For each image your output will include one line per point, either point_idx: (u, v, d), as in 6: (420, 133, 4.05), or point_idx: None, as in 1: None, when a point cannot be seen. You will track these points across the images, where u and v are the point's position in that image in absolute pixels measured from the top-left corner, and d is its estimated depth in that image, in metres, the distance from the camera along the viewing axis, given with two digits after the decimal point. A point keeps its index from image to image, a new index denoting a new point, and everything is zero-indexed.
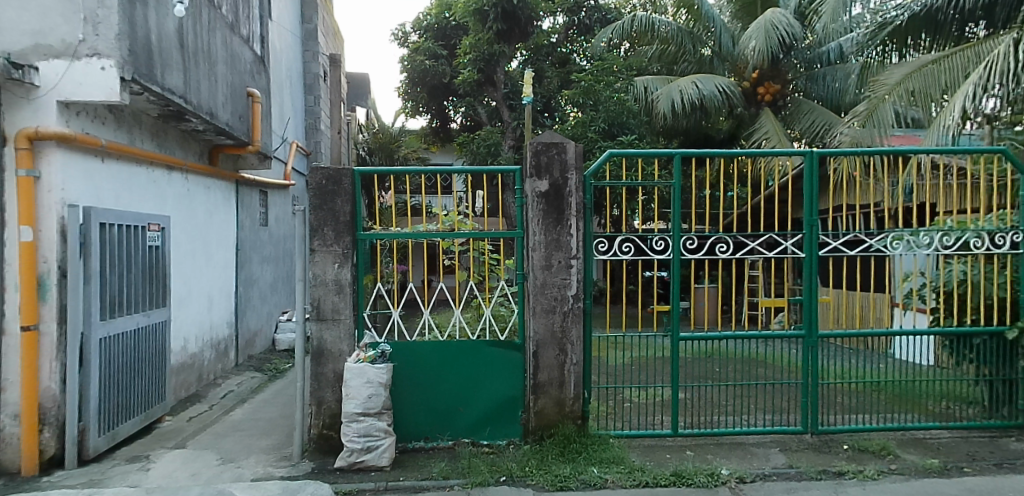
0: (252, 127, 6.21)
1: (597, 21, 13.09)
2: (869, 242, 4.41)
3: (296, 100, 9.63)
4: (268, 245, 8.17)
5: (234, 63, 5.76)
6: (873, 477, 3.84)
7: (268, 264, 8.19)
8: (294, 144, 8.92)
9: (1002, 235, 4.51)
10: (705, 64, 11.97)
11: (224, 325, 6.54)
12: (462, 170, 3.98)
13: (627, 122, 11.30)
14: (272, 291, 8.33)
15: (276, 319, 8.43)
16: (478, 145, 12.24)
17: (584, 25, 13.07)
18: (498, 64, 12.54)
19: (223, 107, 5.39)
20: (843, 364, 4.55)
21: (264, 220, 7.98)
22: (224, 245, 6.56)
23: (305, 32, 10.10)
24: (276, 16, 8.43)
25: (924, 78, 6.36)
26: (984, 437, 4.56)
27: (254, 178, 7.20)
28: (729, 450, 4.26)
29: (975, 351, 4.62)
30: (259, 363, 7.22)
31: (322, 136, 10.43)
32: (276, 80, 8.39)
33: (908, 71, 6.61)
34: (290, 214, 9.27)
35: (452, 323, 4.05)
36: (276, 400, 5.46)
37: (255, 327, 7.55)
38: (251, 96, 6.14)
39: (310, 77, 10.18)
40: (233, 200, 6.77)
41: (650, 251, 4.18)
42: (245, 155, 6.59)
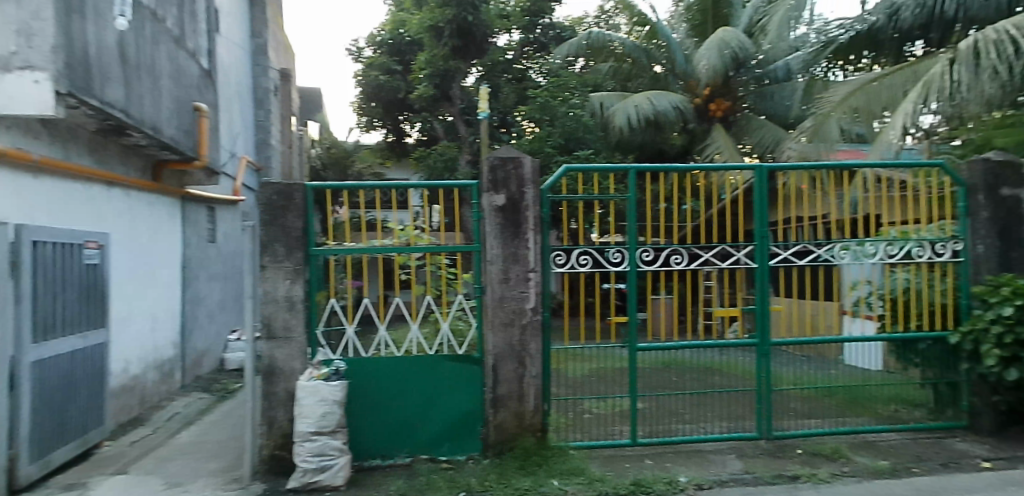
0: (199, 142, 6.10)
1: (552, 38, 13.32)
2: (817, 252, 4.64)
3: (246, 113, 9.47)
4: (216, 263, 7.97)
5: (180, 77, 5.66)
6: (825, 480, 4.01)
7: (216, 281, 7.99)
8: (244, 159, 8.78)
9: (942, 244, 4.78)
10: (659, 80, 12.34)
11: (168, 345, 6.33)
12: (419, 185, 3.95)
13: (583, 137, 11.35)
14: (221, 309, 8.13)
15: (224, 339, 8.23)
16: (434, 161, 12.14)
17: (540, 43, 13.24)
18: (453, 79, 12.58)
19: (167, 122, 5.27)
20: (795, 371, 4.69)
21: (212, 237, 7.79)
22: (169, 263, 6.37)
23: (255, 47, 9.91)
24: (224, 29, 8.32)
25: (868, 96, 6.48)
26: (931, 438, 4.77)
27: (202, 194, 7.05)
28: (687, 458, 4.39)
29: (921, 356, 4.83)
30: (207, 384, 7.01)
31: (273, 151, 10.29)
32: (224, 94, 8.27)
33: (852, 88, 6.71)
34: (239, 229, 9.00)
35: (409, 339, 3.98)
36: (225, 422, 5.32)
37: (202, 347, 7.35)
38: (198, 110, 6.07)
39: (260, 92, 10.03)
40: (179, 216, 6.62)
41: (607, 263, 4.35)
42: (192, 170, 6.47)
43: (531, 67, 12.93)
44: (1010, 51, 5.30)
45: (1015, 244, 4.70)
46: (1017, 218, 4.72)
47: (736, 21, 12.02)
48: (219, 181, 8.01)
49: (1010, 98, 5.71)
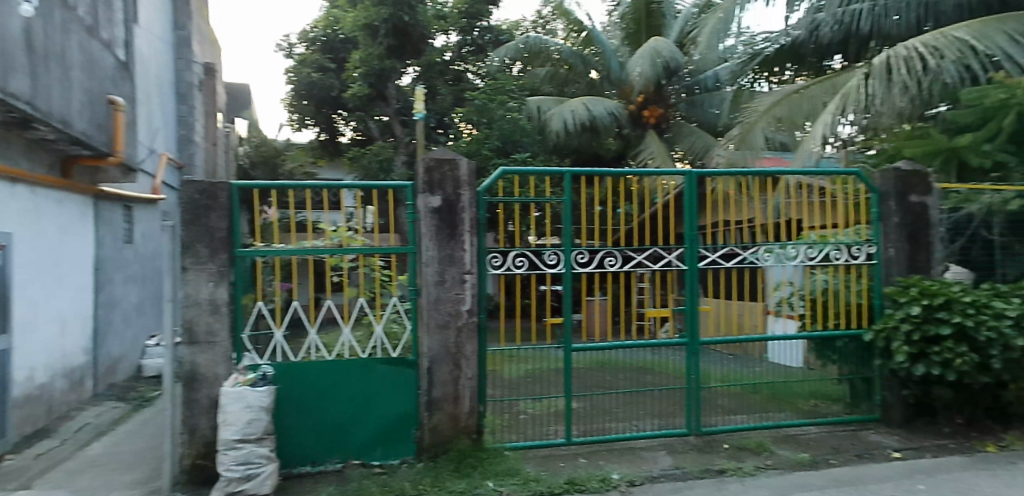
0: (114, 137, 5.79)
1: (489, 42, 13.13)
2: (743, 255, 4.86)
3: (167, 108, 9.06)
4: (134, 265, 7.60)
5: (93, 69, 5.38)
6: (750, 473, 4.20)
7: (133, 283, 7.61)
8: (164, 156, 8.43)
9: (858, 248, 5.07)
10: (595, 86, 12.61)
11: (79, 352, 5.99)
12: (353, 185, 3.90)
13: (520, 140, 11.23)
14: (138, 313, 7.75)
15: (142, 344, 7.86)
16: (369, 161, 12.00)
17: (477, 46, 13.07)
18: (389, 79, 12.47)
19: (78, 115, 4.99)
20: (723, 369, 4.89)
21: (129, 237, 7.42)
22: (79, 265, 6.02)
23: (178, 39, 9.48)
24: (143, 20, 7.93)
25: (791, 106, 6.86)
26: (847, 430, 5.06)
27: (117, 192, 6.72)
28: (619, 456, 4.49)
29: (839, 353, 5.11)
30: (122, 392, 6.68)
31: (197, 148, 9.88)
32: (144, 87, 7.87)
33: (777, 98, 7.03)
34: (159, 229, 8.67)
35: (341, 343, 3.91)
36: (142, 430, 5.08)
37: (117, 352, 6.99)
38: (113, 104, 5.77)
39: (183, 86, 9.64)
40: (92, 215, 6.28)
41: (543, 265, 4.41)
42: (106, 167, 6.16)
43: (468, 68, 13.00)
44: (918, 67, 5.76)
45: (922, 247, 5.03)
46: (926, 223, 5.03)
47: (667, 31, 12.41)
48: (137, 178, 7.63)
49: (918, 112, 6.22)
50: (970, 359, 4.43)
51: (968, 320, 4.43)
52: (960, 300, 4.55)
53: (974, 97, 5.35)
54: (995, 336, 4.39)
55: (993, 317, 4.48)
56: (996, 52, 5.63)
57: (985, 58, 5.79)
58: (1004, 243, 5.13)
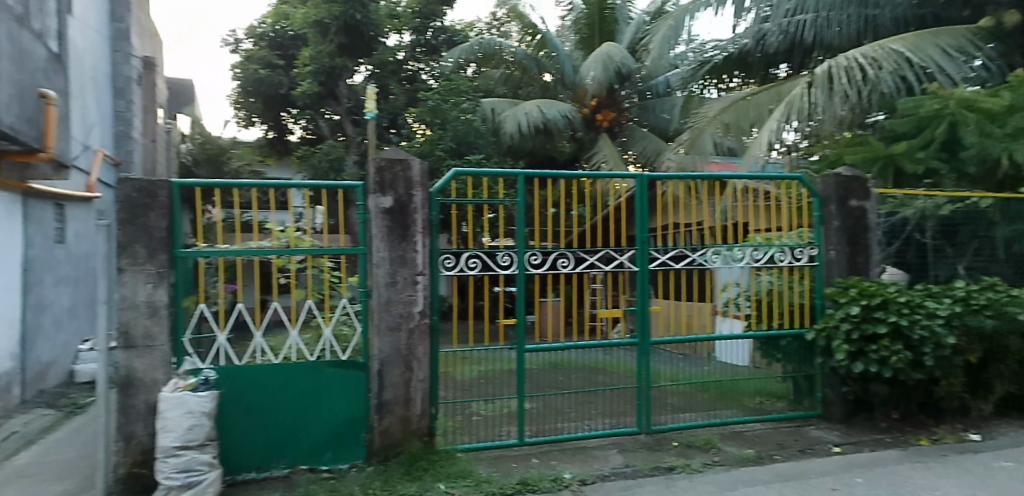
0: (45, 132, 5.53)
1: (443, 43, 13.08)
2: (692, 257, 4.99)
3: (103, 103, 8.70)
4: (65, 265, 7.26)
5: (22, 60, 5.13)
6: (698, 470, 4.30)
7: (65, 285, 7.27)
8: (100, 152, 8.09)
9: (800, 250, 5.25)
10: (548, 89, 12.79)
11: (5, 357, 5.69)
12: (301, 185, 3.83)
13: (475, 141, 11.25)
14: (70, 316, 7.41)
15: (75, 349, 7.51)
16: (319, 160, 11.74)
17: (431, 46, 13.00)
18: (340, 77, 12.25)
19: (5, 108, 4.74)
20: (672, 368, 5.00)
21: (60, 237, 7.09)
22: (6, 266, 5.71)
23: (115, 32, 9.12)
24: (78, 12, 7.59)
25: (738, 112, 7.07)
26: (790, 426, 5.24)
27: (48, 189, 6.42)
28: (571, 455, 4.54)
29: (783, 352, 5.28)
30: (52, 399, 6.36)
31: (136, 145, 9.49)
32: (78, 81, 7.54)
33: (725, 104, 7.23)
34: (94, 228, 8.30)
35: (288, 345, 3.83)
36: (74, 439, 4.85)
37: (47, 358, 6.67)
38: (45, 97, 5.50)
39: (121, 80, 9.24)
40: (19, 214, 5.98)
41: (495, 267, 4.41)
42: (37, 163, 5.83)
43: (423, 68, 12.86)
44: (859, 77, 6.03)
45: (861, 250, 5.25)
46: (864, 226, 5.26)
47: (621, 37, 12.64)
48: (70, 175, 7.29)
49: (858, 120, 6.50)
50: (905, 357, 4.63)
51: (902, 319, 4.64)
52: (896, 300, 4.77)
53: (910, 106, 5.57)
54: (927, 334, 4.59)
55: (926, 316, 4.70)
56: (930, 65, 5.98)
57: (920, 70, 6.12)
58: (936, 246, 5.36)
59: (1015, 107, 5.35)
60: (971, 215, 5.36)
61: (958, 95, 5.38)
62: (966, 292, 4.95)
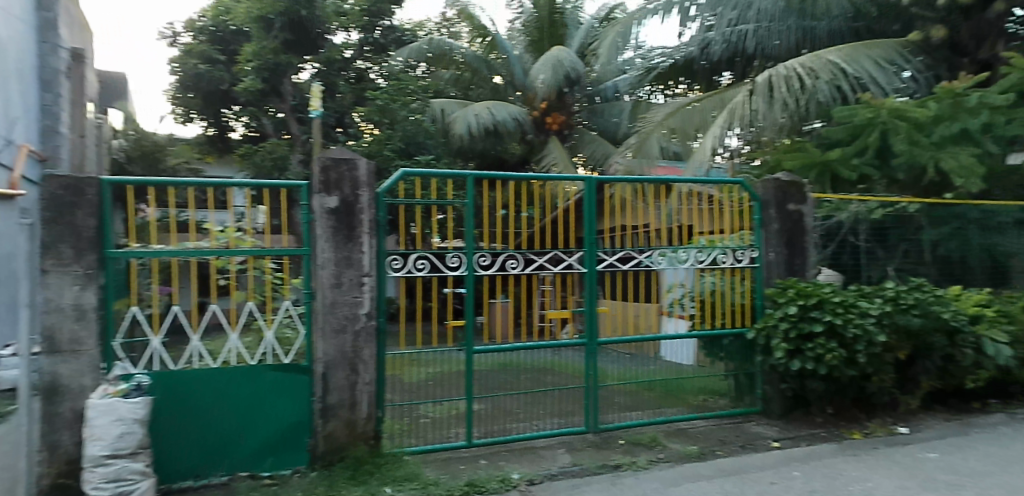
0: None
1: (392, 42, 12.73)
2: (639, 258, 5.12)
3: None
4: None
5: None
6: (644, 466, 4.40)
7: None
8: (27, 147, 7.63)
9: (742, 252, 5.42)
10: (498, 91, 13.01)
11: None
12: (243, 183, 3.73)
13: (424, 142, 11.11)
14: None
15: None
16: (261, 158, 11.47)
17: (379, 45, 12.66)
18: (284, 74, 11.97)
19: None
20: (620, 368, 5.09)
21: None
22: None
23: None
24: None
25: (683, 117, 7.27)
26: (732, 423, 5.41)
27: None
28: (520, 455, 4.57)
29: (725, 350, 5.45)
30: None
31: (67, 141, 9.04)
32: None
33: (670, 109, 7.44)
34: None
35: (227, 349, 3.72)
36: None
37: None
38: None
39: None
40: None
41: (444, 268, 4.40)
42: None
43: (372, 67, 12.54)
44: (797, 86, 6.32)
45: (798, 252, 5.47)
46: (801, 230, 5.48)
47: (570, 40, 12.89)
48: None
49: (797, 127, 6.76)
50: (839, 354, 4.85)
51: (837, 318, 4.85)
52: (831, 300, 4.98)
53: (846, 114, 5.81)
54: (860, 332, 4.81)
55: (859, 315, 4.92)
56: (863, 75, 6.32)
57: (853, 81, 6.44)
58: (868, 249, 5.59)
59: (941, 116, 5.64)
60: (900, 220, 5.61)
61: (889, 105, 5.66)
62: (896, 292, 5.12)
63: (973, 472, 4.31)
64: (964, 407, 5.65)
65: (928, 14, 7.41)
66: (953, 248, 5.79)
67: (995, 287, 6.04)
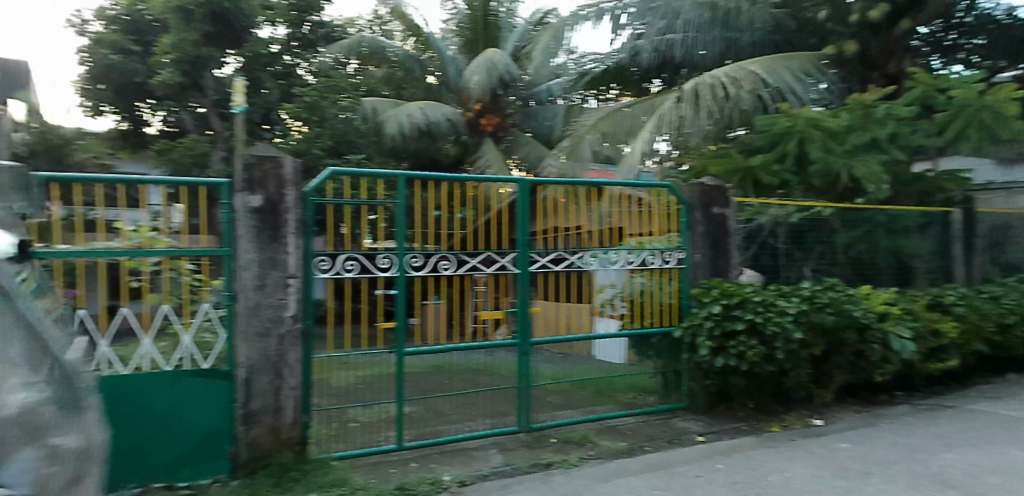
0: None
1: (321, 38, 12.28)
2: (570, 259, 5.22)
3: None
4: None
5: None
6: (575, 464, 4.48)
7: None
8: None
9: (670, 253, 5.60)
10: (432, 91, 12.90)
11: None
12: (158, 180, 3.56)
13: (355, 141, 10.79)
14: None
15: None
16: (181, 154, 10.99)
17: (308, 40, 12.14)
18: (205, 68, 11.44)
19: None
20: (552, 367, 5.17)
21: None
22: None
23: None
24: None
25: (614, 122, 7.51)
26: (659, 419, 5.57)
27: None
28: (451, 457, 4.56)
29: (654, 349, 5.62)
30: None
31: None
32: None
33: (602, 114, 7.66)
34: None
35: (140, 355, 3.52)
36: None
37: None
38: None
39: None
40: None
41: (374, 269, 4.34)
42: None
43: (300, 64, 11.98)
44: (721, 94, 6.60)
45: (722, 253, 5.70)
46: (725, 232, 5.72)
47: (504, 43, 12.98)
48: None
49: (721, 134, 7.02)
50: (759, 351, 5.10)
51: (757, 317, 5.11)
52: (752, 300, 5.23)
53: (766, 123, 6.11)
54: (778, 330, 5.06)
55: (777, 314, 5.17)
56: (782, 85, 6.67)
57: (773, 91, 6.79)
58: (787, 250, 5.86)
59: (853, 127, 6.00)
60: (815, 223, 5.91)
61: (805, 115, 5.98)
62: (811, 292, 5.40)
63: (879, 460, 4.62)
64: (873, 399, 5.96)
65: (841, 29, 7.87)
66: (864, 250, 6.12)
67: (900, 287, 6.36)
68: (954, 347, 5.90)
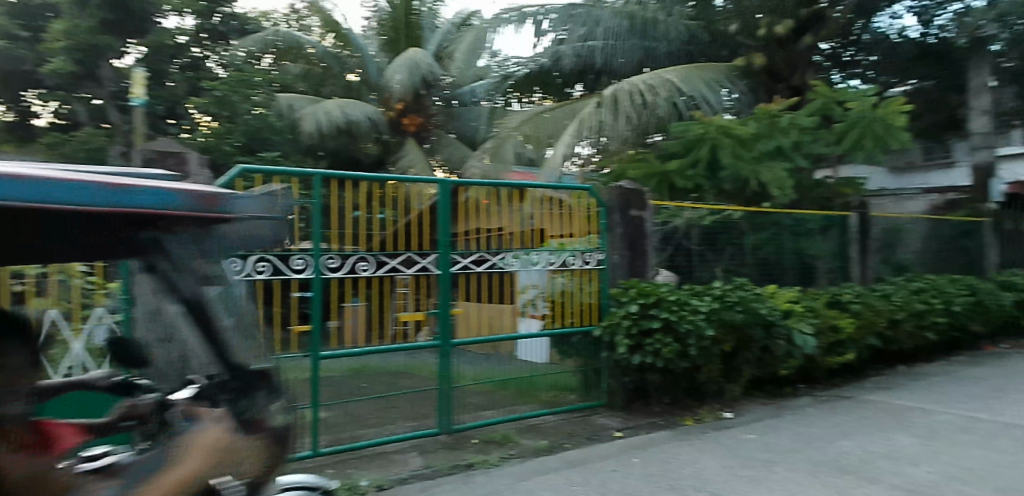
0: None
1: (233, 30, 11.75)
2: (492, 260, 5.24)
3: None
4: None
5: None
6: (495, 463, 4.52)
7: None
8: None
9: (590, 254, 5.73)
10: (352, 89, 12.68)
11: None
12: None
13: (269, 138, 10.58)
14: None
15: None
16: (75, 149, 9.98)
17: (218, 33, 11.57)
18: (103, 58, 10.39)
19: None
20: (474, 368, 5.18)
21: None
22: None
23: None
24: None
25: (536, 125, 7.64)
26: (579, 416, 5.70)
27: None
28: (369, 461, 4.50)
29: (574, 348, 5.73)
30: None
31: None
32: None
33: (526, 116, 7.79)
34: None
35: None
36: None
37: None
38: None
39: None
40: None
41: (287, 271, 4.21)
42: None
43: (210, 57, 11.34)
44: (639, 101, 6.85)
45: (639, 254, 5.90)
46: (641, 234, 5.92)
47: (426, 43, 12.82)
48: None
49: (639, 140, 7.23)
50: (674, 348, 5.32)
51: (672, 315, 5.33)
52: (667, 299, 5.45)
53: (680, 130, 6.39)
54: (691, 327, 5.29)
55: (690, 312, 5.41)
56: (695, 94, 7.00)
57: (687, 99, 7.10)
58: (700, 251, 6.13)
59: (760, 135, 6.37)
60: (726, 226, 6.21)
61: (717, 123, 6.29)
62: (721, 291, 5.68)
63: (783, 449, 4.92)
64: (778, 392, 6.30)
65: (750, 43, 8.34)
66: (770, 251, 6.48)
67: (803, 285, 6.76)
68: (850, 341, 6.34)
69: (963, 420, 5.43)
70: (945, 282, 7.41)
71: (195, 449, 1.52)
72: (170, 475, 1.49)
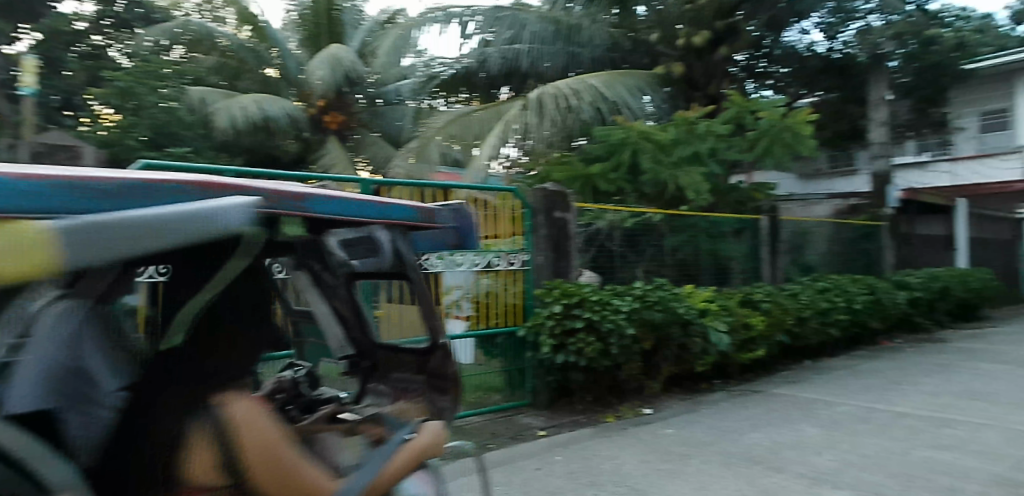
0: None
1: (138, 19, 10.85)
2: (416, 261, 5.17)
3: None
4: None
5: None
6: None
7: None
8: None
9: (515, 256, 5.79)
10: (268, 85, 11.71)
11: None
12: None
13: (178, 133, 8.86)
14: None
15: None
16: None
17: (122, 20, 10.66)
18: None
19: None
20: None
21: None
22: None
23: None
24: None
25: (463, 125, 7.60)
26: (504, 417, 5.73)
27: None
28: None
29: (499, 348, 5.75)
30: None
31: None
32: None
33: (453, 116, 7.75)
34: None
35: None
36: None
37: None
38: None
39: None
40: None
41: None
42: None
43: (114, 45, 10.32)
44: (564, 106, 7.05)
45: (564, 255, 5.99)
46: (566, 235, 6.01)
47: (349, 41, 12.12)
48: None
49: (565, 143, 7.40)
50: (596, 347, 5.45)
51: (594, 315, 5.46)
52: (590, 299, 5.57)
53: (603, 134, 6.54)
54: (613, 326, 5.44)
55: (612, 312, 5.56)
56: (619, 101, 7.25)
57: (611, 105, 7.34)
58: (622, 253, 6.31)
59: (679, 140, 6.63)
60: (646, 228, 6.41)
61: (638, 128, 6.49)
62: (642, 291, 5.85)
63: (698, 441, 5.13)
64: (695, 388, 6.56)
65: (669, 52, 8.79)
66: (688, 252, 6.74)
67: (718, 285, 7.07)
68: (761, 337, 6.67)
69: (861, 410, 5.82)
70: (847, 282, 7.93)
71: (426, 431, 2.05)
72: (396, 463, 1.85)
